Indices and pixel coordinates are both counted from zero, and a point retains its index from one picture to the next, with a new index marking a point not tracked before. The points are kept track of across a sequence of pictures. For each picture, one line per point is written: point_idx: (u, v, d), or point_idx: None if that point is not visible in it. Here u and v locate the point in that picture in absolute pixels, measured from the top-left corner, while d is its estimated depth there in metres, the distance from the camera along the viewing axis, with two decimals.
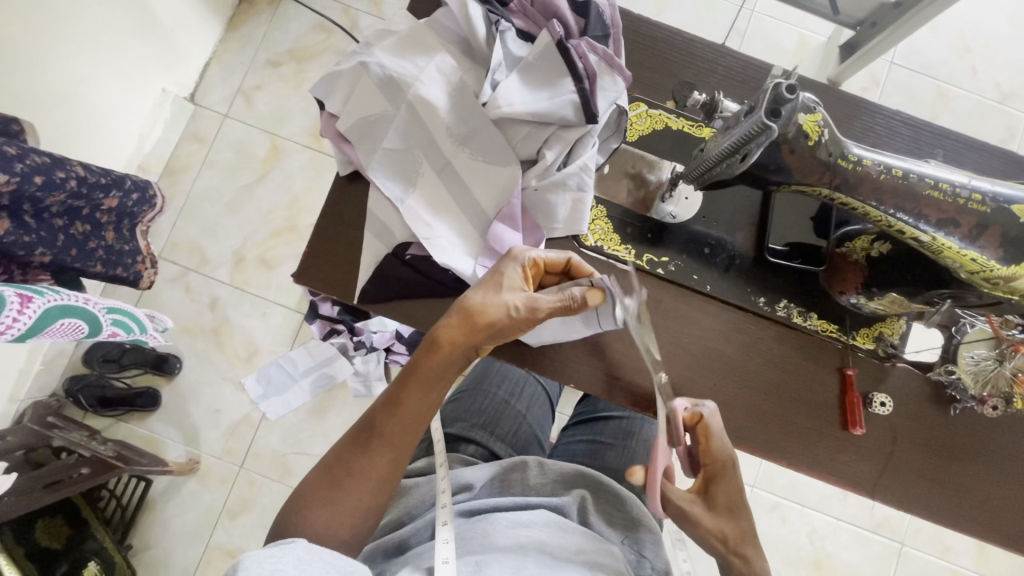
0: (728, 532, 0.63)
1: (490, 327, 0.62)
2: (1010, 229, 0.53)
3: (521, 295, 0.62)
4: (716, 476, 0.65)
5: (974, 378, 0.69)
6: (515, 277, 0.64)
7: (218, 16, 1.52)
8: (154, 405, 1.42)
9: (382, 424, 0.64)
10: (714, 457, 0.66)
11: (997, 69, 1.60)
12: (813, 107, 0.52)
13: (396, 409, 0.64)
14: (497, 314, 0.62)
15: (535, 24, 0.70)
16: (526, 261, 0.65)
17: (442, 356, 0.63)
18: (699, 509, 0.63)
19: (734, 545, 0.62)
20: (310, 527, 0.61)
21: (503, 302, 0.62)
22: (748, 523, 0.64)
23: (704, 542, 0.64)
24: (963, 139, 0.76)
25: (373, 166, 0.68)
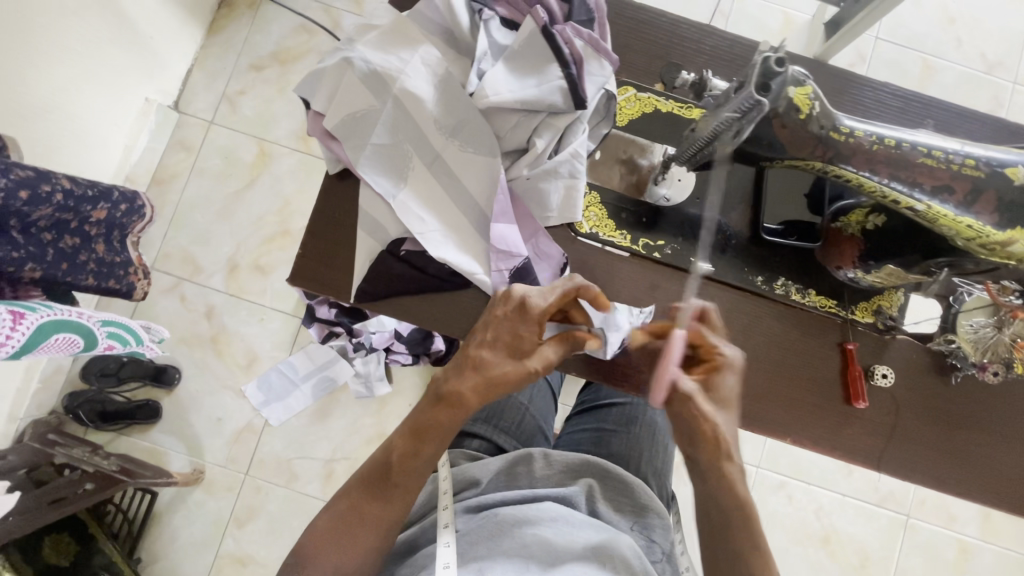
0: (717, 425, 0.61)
1: (517, 388, 0.63)
2: (1005, 193, 0.51)
3: (542, 353, 0.63)
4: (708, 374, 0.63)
5: (975, 346, 0.68)
6: (532, 336, 0.63)
7: (198, 22, 1.50)
8: (155, 417, 1.41)
9: (398, 471, 0.62)
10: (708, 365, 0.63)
11: (981, 38, 1.60)
12: (803, 79, 0.51)
13: (412, 460, 0.62)
14: (525, 377, 0.63)
15: (518, 11, 0.70)
16: (541, 312, 0.63)
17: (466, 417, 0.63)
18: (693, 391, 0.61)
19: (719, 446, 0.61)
20: (323, 566, 0.61)
21: (527, 366, 0.62)
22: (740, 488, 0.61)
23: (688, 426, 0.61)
24: (952, 107, 0.76)
25: (362, 162, 0.67)
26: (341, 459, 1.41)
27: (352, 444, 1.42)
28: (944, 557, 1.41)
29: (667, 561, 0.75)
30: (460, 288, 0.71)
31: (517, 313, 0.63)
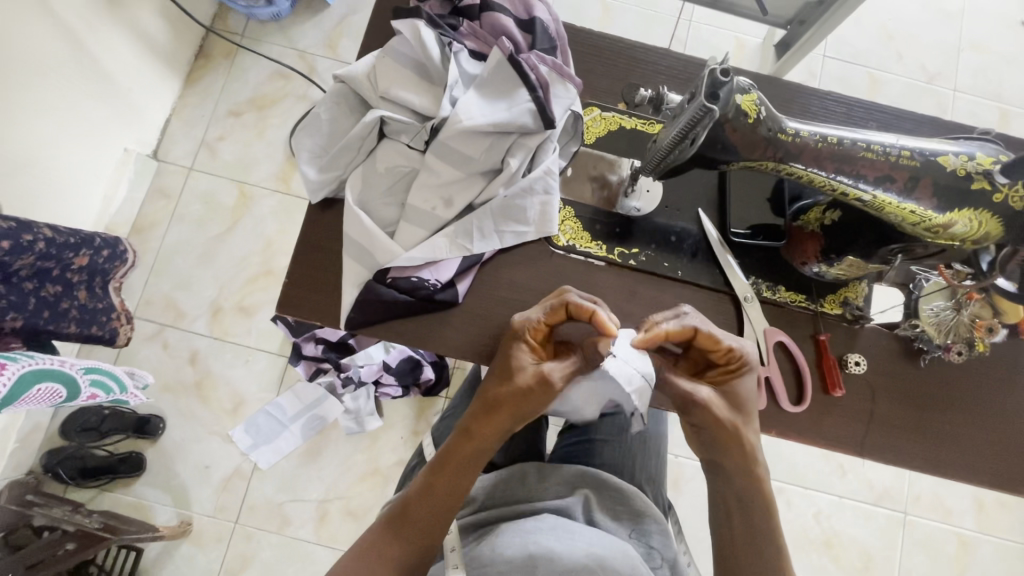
0: (737, 421, 0.62)
1: (516, 410, 0.62)
2: (940, 179, 0.56)
3: (533, 369, 0.63)
4: (725, 350, 0.64)
5: (937, 329, 0.73)
6: (524, 355, 0.64)
7: (175, 73, 1.54)
8: (140, 469, 1.37)
9: (417, 513, 0.62)
10: (714, 339, 0.64)
11: (920, 52, 1.72)
12: (749, 87, 0.56)
13: (427, 493, 0.63)
14: (518, 392, 0.62)
15: (485, 44, 0.75)
16: (524, 330, 0.65)
17: (472, 444, 0.64)
18: (705, 392, 0.62)
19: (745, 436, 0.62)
20: None
21: (517, 383, 0.62)
22: (758, 467, 0.62)
23: (711, 430, 0.62)
24: (891, 110, 0.82)
25: (357, 197, 0.72)
26: (335, 498, 1.38)
27: (346, 482, 1.39)
28: (946, 552, 1.42)
29: (669, 567, 0.73)
30: (451, 306, 0.73)
31: (508, 337, 0.67)
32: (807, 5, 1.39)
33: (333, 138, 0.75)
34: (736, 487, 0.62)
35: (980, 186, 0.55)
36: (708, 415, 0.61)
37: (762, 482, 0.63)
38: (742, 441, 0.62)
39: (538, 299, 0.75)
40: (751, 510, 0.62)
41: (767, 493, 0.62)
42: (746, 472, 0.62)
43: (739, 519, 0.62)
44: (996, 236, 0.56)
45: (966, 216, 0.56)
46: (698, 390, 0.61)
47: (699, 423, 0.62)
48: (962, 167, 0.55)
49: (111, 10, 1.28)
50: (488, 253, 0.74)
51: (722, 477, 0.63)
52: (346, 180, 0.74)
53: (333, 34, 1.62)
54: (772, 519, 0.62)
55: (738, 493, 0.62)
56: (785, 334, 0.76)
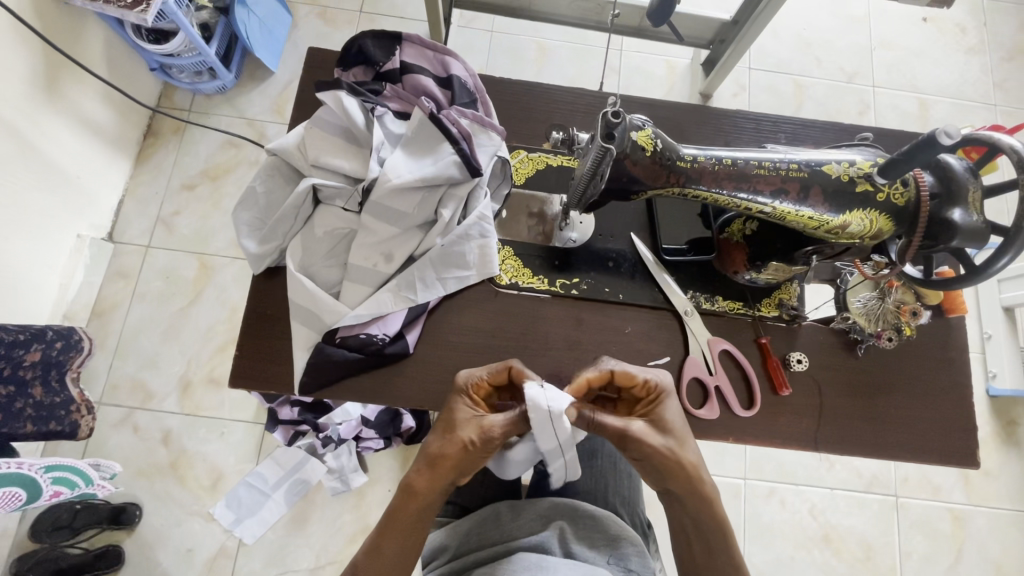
0: (673, 446, 0.62)
1: (457, 466, 0.62)
2: (828, 186, 0.61)
3: (475, 421, 0.63)
4: (642, 383, 0.67)
5: (867, 318, 0.78)
6: (466, 410, 0.65)
7: (124, 155, 1.56)
8: (118, 562, 1.32)
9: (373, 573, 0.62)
10: (630, 376, 0.67)
11: (837, 55, 1.84)
12: (643, 124, 0.61)
13: (376, 557, 0.62)
14: (459, 445, 0.62)
15: (408, 103, 0.80)
16: (468, 386, 0.67)
17: (418, 502, 0.62)
18: (640, 425, 0.62)
19: (684, 459, 0.62)
20: None
21: (458, 437, 0.62)
22: (706, 487, 0.62)
23: (653, 462, 0.61)
24: (797, 120, 0.88)
25: (297, 264, 0.74)
26: (327, 564, 1.35)
27: (336, 545, 1.36)
28: (941, 530, 1.44)
29: None
30: (403, 356, 0.75)
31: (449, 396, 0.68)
32: (723, 25, 1.49)
33: (270, 209, 0.78)
34: (691, 513, 0.63)
35: (864, 188, 0.61)
36: (645, 448, 0.60)
37: (713, 501, 0.63)
38: (681, 463, 0.61)
39: (489, 340, 0.77)
40: (707, 532, 0.63)
41: (720, 516, 0.63)
42: (699, 498, 0.62)
43: (697, 544, 0.63)
44: (889, 229, 0.62)
45: (858, 216, 0.62)
46: (631, 424, 0.61)
47: (640, 456, 0.61)
48: (846, 173, 0.62)
49: (54, 102, 1.30)
50: (433, 301, 0.76)
51: (680, 505, 0.63)
52: (286, 249, 0.76)
53: (279, 99, 1.67)
54: (728, 539, 0.63)
55: (695, 521, 0.63)
56: (728, 341, 0.79)
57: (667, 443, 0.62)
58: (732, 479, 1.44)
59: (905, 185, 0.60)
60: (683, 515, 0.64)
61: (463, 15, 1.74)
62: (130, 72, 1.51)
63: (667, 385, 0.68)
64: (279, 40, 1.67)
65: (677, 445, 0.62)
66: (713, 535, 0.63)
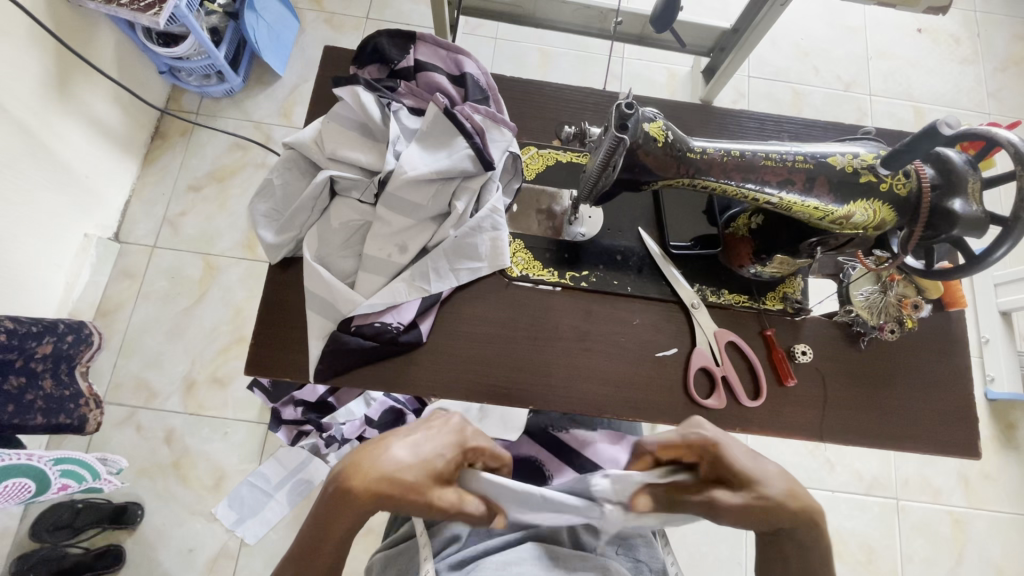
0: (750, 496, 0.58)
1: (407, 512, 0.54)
2: (833, 177, 0.64)
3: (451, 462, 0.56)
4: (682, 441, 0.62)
5: (869, 311, 0.80)
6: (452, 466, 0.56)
7: (131, 156, 1.58)
8: (119, 561, 1.31)
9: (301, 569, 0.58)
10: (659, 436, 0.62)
11: (835, 64, 1.87)
12: (654, 117, 0.63)
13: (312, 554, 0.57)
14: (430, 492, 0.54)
15: (422, 100, 0.82)
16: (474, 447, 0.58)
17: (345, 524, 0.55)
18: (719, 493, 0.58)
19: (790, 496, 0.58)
20: None
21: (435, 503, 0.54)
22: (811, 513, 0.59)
23: (751, 519, 0.58)
24: (797, 121, 0.91)
25: (314, 254, 0.76)
26: None
27: None
28: (942, 533, 1.45)
29: None
30: (415, 345, 0.76)
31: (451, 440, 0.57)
32: (723, 34, 1.52)
33: (286, 202, 0.79)
34: (803, 545, 0.59)
35: (867, 179, 0.63)
36: (731, 510, 0.57)
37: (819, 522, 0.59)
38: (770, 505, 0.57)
39: (501, 330, 0.79)
40: (811, 562, 0.60)
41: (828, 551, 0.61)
42: (812, 534, 0.59)
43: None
44: (891, 219, 0.64)
45: (862, 206, 0.64)
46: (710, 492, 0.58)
47: (735, 520, 0.58)
48: (849, 165, 0.64)
49: (65, 103, 1.31)
50: (446, 291, 0.78)
51: (793, 542, 0.60)
52: (303, 239, 0.77)
53: (286, 103, 1.69)
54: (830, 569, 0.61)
55: (802, 555, 0.60)
56: (735, 333, 0.81)
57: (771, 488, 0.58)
58: None
59: (907, 176, 0.62)
60: (795, 556, 0.60)
61: (467, 22, 1.77)
62: (140, 75, 1.53)
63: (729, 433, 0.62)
64: (287, 45, 1.70)
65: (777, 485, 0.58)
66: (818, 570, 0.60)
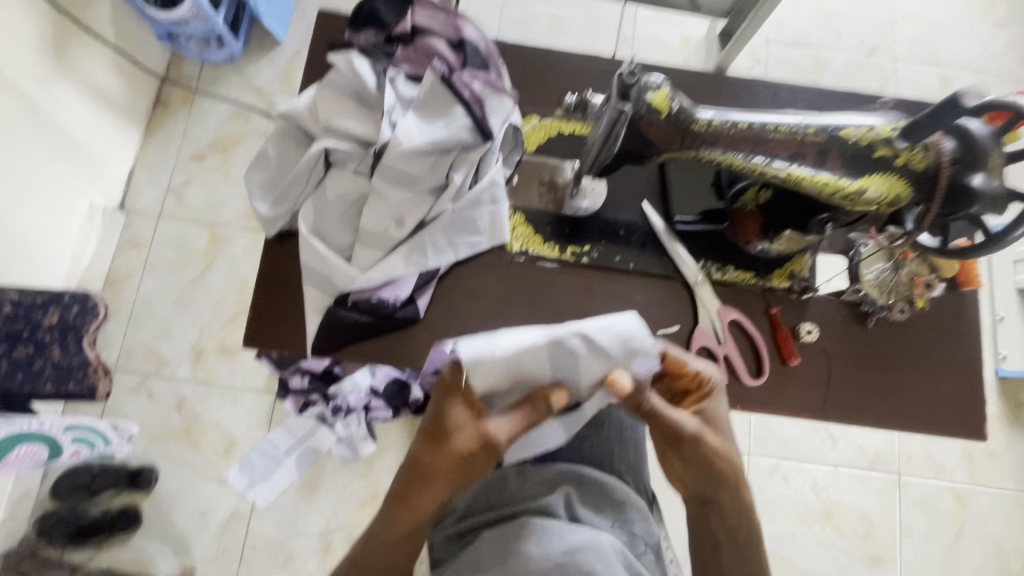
0: (721, 443, 0.66)
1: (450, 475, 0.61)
2: (846, 150, 0.60)
3: (470, 431, 0.60)
4: (692, 374, 0.68)
5: (879, 289, 0.78)
6: (457, 414, 0.61)
7: (133, 124, 1.56)
8: (136, 522, 1.36)
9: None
10: (682, 364, 0.68)
11: (858, 28, 1.78)
12: (660, 83, 0.59)
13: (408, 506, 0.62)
14: (456, 456, 0.59)
15: (420, 66, 0.79)
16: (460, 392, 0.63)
17: (410, 518, 0.62)
18: (695, 423, 0.65)
19: (717, 448, 0.65)
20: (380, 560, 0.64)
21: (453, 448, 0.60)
22: (746, 496, 0.66)
23: (706, 462, 0.65)
24: (814, 89, 0.86)
25: (310, 228, 0.75)
26: (337, 529, 1.38)
27: (346, 511, 1.39)
28: (942, 508, 1.45)
29: (653, 552, 0.75)
30: (412, 320, 0.75)
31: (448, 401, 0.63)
32: None
33: (281, 172, 0.78)
34: (728, 523, 0.65)
35: (883, 153, 0.60)
36: (704, 446, 0.64)
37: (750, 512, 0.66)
38: (728, 460, 0.65)
39: (500, 306, 0.78)
40: (739, 540, 0.65)
41: (755, 525, 0.66)
42: (738, 508, 0.66)
43: (730, 550, 0.64)
44: (907, 195, 0.61)
45: (875, 181, 0.61)
46: (689, 422, 0.65)
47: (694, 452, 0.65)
48: (865, 138, 0.60)
49: (63, 70, 1.29)
50: (444, 267, 0.77)
51: (720, 519, 0.65)
52: (299, 212, 0.76)
53: (287, 70, 1.65)
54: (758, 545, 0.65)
55: (729, 529, 0.65)
56: (739, 312, 0.79)
57: (693, 425, 0.65)
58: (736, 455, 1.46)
59: (926, 149, 0.59)
60: (721, 523, 0.65)
61: None
62: (139, 40, 1.50)
63: (719, 377, 0.69)
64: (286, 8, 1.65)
65: (710, 434, 0.66)
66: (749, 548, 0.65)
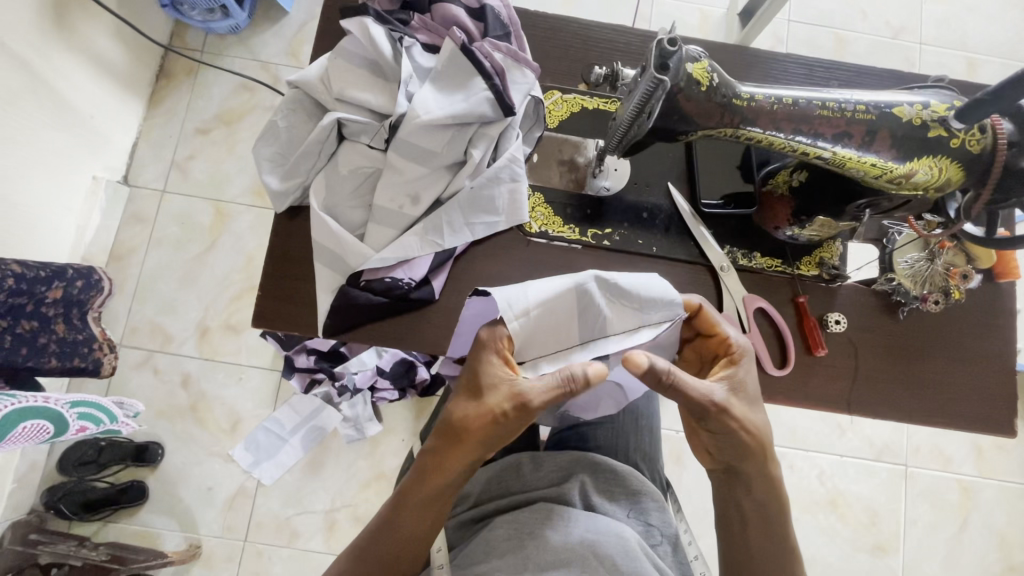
0: (749, 417, 0.59)
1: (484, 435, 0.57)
2: (897, 130, 0.57)
3: (507, 386, 0.57)
4: (722, 339, 0.64)
5: (913, 280, 0.74)
6: (493, 371, 0.59)
7: (136, 95, 1.51)
8: (142, 497, 1.36)
9: (381, 552, 0.59)
10: (713, 324, 0.65)
11: (884, 8, 1.71)
12: (699, 56, 0.57)
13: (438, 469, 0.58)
14: (492, 409, 0.57)
15: (437, 35, 0.75)
16: (495, 351, 0.61)
17: (443, 478, 0.58)
18: (723, 394, 0.58)
19: (744, 419, 0.58)
20: (401, 532, 0.59)
21: (487, 403, 0.57)
22: (774, 471, 0.62)
23: (731, 435, 0.58)
24: (851, 67, 0.82)
25: (321, 204, 0.72)
26: (342, 507, 1.38)
27: (351, 490, 1.39)
28: (948, 500, 1.44)
29: (670, 543, 0.73)
30: (426, 301, 0.73)
31: (482, 359, 0.60)
32: None
33: (292, 145, 0.75)
34: (756, 498, 0.62)
35: (937, 133, 0.57)
36: (728, 418, 0.58)
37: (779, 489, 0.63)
38: (755, 434, 0.59)
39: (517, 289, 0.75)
40: (768, 519, 0.62)
41: (784, 501, 0.63)
42: (764, 482, 0.62)
43: (756, 530, 0.62)
44: (958, 179, 0.58)
45: (926, 164, 0.57)
46: (715, 393, 0.57)
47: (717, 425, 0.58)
48: (917, 117, 0.57)
49: (64, 36, 1.25)
50: (461, 247, 0.74)
51: (745, 490, 0.62)
52: (310, 186, 0.73)
53: (294, 41, 1.59)
54: (784, 520, 0.63)
55: (757, 506, 0.62)
56: (764, 299, 0.76)
57: (720, 395, 0.58)
58: None
59: (982, 132, 0.56)
60: (747, 499, 0.62)
61: None
62: (142, 7, 1.45)
63: (748, 347, 0.64)
64: None
65: (738, 405, 0.59)
66: (775, 529, 0.62)
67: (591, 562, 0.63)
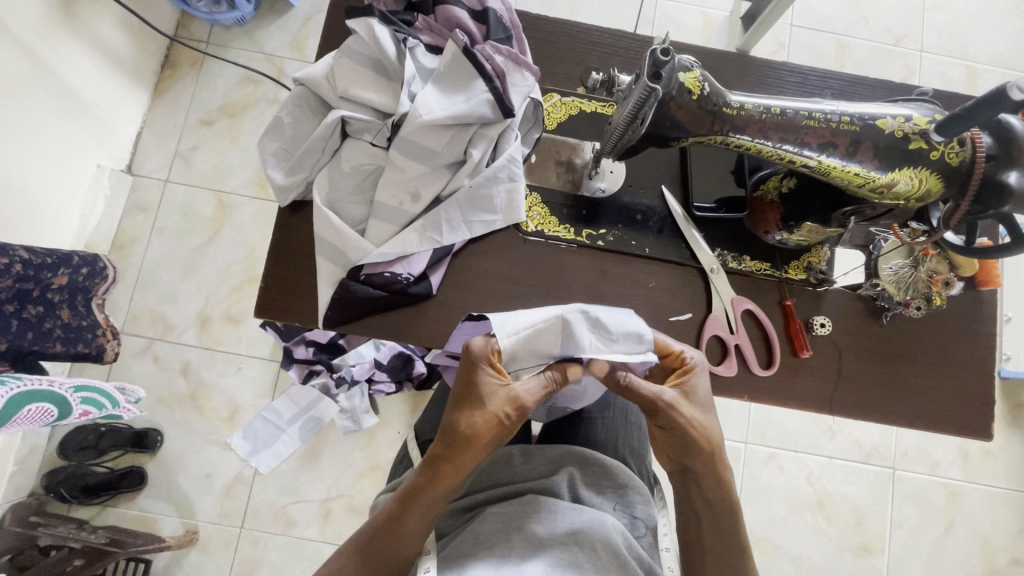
0: (702, 419, 0.62)
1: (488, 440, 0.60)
2: (880, 142, 0.59)
3: (504, 393, 0.62)
4: (676, 354, 0.68)
5: (896, 286, 0.76)
6: (489, 380, 0.62)
7: (141, 86, 1.53)
8: (141, 482, 1.39)
9: (386, 547, 0.61)
10: (665, 345, 0.68)
11: (886, 15, 1.72)
12: (692, 66, 0.59)
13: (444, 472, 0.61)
14: (494, 417, 0.60)
15: (440, 37, 0.77)
16: (486, 361, 0.64)
17: (453, 477, 0.61)
18: (673, 395, 0.62)
19: (694, 420, 0.62)
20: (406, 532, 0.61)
21: (489, 410, 0.60)
22: (727, 471, 0.64)
23: (683, 435, 0.61)
24: (844, 76, 0.84)
25: (324, 200, 0.74)
26: (338, 497, 1.40)
27: (347, 480, 1.41)
28: (934, 503, 1.47)
29: (652, 535, 0.76)
30: (423, 296, 0.75)
31: (473, 369, 0.63)
32: None
33: (296, 141, 0.76)
34: (710, 497, 0.63)
35: (918, 146, 0.59)
36: (679, 416, 0.61)
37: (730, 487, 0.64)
38: (707, 435, 0.62)
39: (513, 286, 0.77)
40: (723, 522, 0.63)
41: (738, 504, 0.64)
42: (716, 482, 0.63)
43: (711, 530, 0.63)
44: (937, 190, 0.60)
45: (907, 175, 0.60)
46: (665, 393, 0.62)
47: (668, 422, 0.62)
48: (899, 129, 0.59)
49: (71, 26, 1.26)
50: (459, 244, 0.76)
51: (699, 488, 0.63)
52: (313, 182, 0.75)
53: (299, 35, 1.61)
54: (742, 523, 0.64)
55: (712, 506, 0.63)
56: (752, 302, 0.78)
57: (671, 395, 0.62)
58: (734, 443, 1.47)
59: (962, 145, 0.58)
60: (704, 498, 0.63)
61: None
62: None
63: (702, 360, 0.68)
64: None
65: (690, 408, 0.63)
66: (732, 530, 0.63)
67: (572, 551, 0.65)
